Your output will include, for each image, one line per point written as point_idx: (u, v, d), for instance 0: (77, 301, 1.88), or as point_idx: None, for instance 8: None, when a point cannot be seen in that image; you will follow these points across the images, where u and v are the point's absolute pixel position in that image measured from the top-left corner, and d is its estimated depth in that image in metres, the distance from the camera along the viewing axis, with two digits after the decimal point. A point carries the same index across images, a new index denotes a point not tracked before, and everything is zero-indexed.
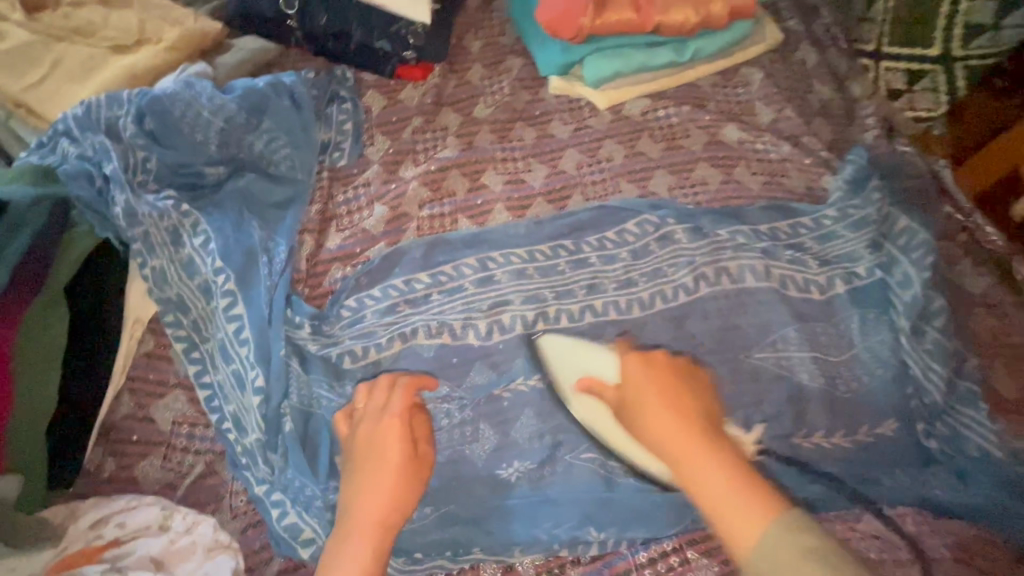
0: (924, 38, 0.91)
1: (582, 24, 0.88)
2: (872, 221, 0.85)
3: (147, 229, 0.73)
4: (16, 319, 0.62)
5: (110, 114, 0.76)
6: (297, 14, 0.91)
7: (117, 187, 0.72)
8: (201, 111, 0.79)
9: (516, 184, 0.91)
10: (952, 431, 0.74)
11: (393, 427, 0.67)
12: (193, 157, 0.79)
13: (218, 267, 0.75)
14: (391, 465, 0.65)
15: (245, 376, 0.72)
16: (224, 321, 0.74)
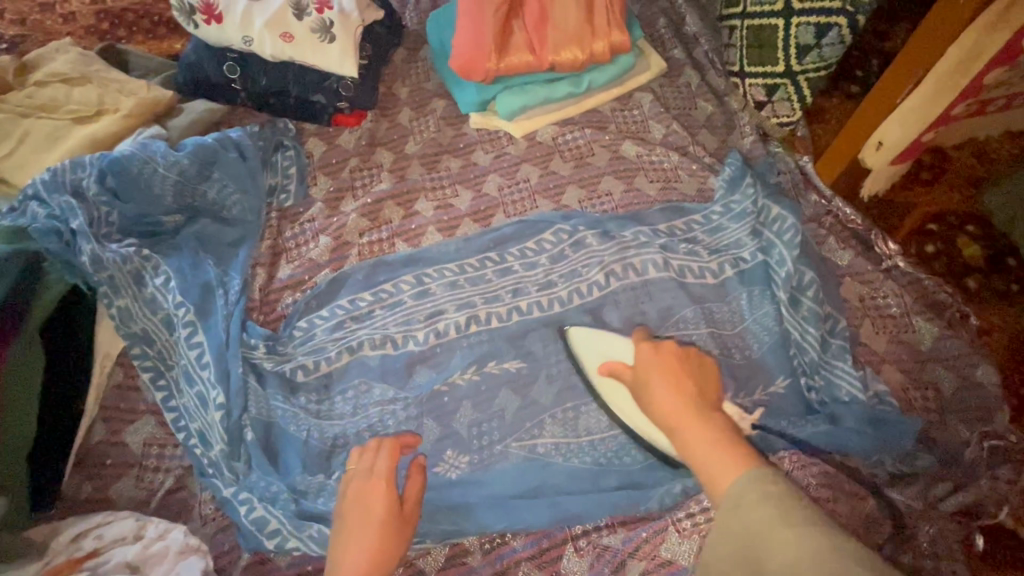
0: (769, 58, 1.04)
1: (489, 67, 1.02)
2: (749, 212, 0.99)
3: (112, 273, 0.82)
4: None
5: (75, 177, 0.85)
6: (239, 79, 1.03)
7: (84, 239, 0.81)
8: (157, 167, 0.89)
9: (445, 209, 1.03)
10: (827, 382, 0.87)
11: (380, 489, 0.71)
12: (151, 208, 0.90)
13: (178, 302, 0.84)
14: (377, 519, 0.69)
15: (208, 396, 0.81)
16: (186, 349, 0.83)
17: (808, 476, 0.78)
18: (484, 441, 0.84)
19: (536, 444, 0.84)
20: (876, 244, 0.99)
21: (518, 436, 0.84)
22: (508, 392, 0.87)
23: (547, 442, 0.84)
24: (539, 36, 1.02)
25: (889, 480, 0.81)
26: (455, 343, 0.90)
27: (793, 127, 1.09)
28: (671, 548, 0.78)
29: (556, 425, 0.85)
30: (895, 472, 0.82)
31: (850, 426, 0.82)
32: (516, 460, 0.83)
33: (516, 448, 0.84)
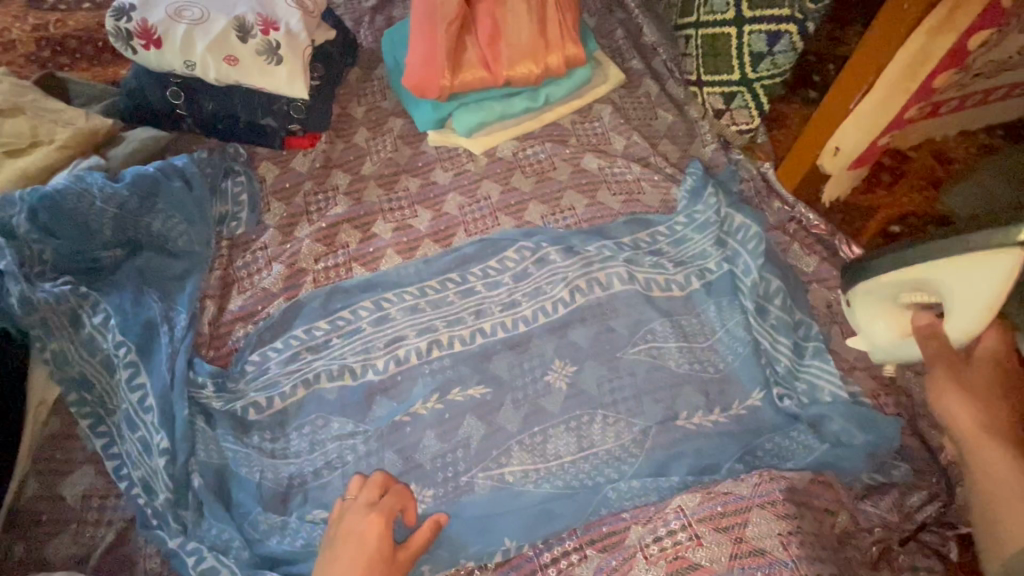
0: (724, 67, 1.04)
1: (443, 84, 1.00)
2: (713, 222, 0.97)
3: (44, 316, 0.77)
4: None
5: (4, 214, 0.80)
6: (184, 103, 0.99)
7: (12, 280, 0.76)
8: (94, 201, 0.84)
9: (404, 230, 1.00)
10: (810, 383, 0.86)
11: (371, 532, 0.67)
12: (89, 243, 0.85)
13: (118, 341, 0.80)
14: (366, 557, 0.66)
15: (151, 441, 0.76)
16: (128, 392, 0.78)
17: (775, 489, 0.73)
18: (453, 473, 0.80)
19: (503, 472, 0.81)
20: (842, 249, 0.98)
21: (486, 465, 0.81)
22: (472, 419, 0.84)
23: (516, 470, 0.81)
24: (492, 51, 1.00)
25: (864, 492, 0.80)
26: (417, 371, 0.87)
27: (752, 134, 1.08)
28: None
29: (525, 452, 0.82)
30: (870, 482, 0.80)
31: (837, 426, 0.81)
32: (483, 491, 0.79)
33: (482, 479, 0.80)
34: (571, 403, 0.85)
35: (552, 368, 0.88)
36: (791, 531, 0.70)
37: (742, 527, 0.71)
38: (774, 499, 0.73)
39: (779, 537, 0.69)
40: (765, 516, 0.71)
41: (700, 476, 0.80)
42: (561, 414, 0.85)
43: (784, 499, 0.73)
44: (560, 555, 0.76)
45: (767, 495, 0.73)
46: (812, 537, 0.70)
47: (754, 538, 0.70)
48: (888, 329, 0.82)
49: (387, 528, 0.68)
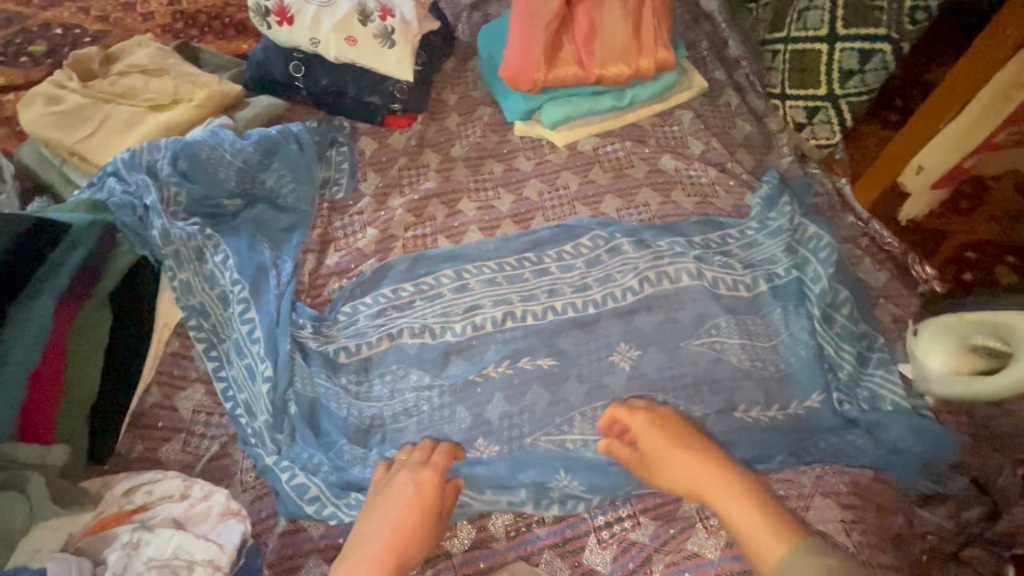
0: (812, 81, 1.07)
1: (536, 77, 1.07)
2: (785, 229, 1.00)
3: (177, 248, 0.88)
4: (72, 318, 0.76)
5: (150, 159, 0.93)
6: (303, 77, 1.10)
7: (156, 215, 0.87)
8: (224, 153, 0.96)
9: (487, 210, 1.07)
10: (871, 393, 0.87)
11: (426, 486, 0.76)
12: (214, 190, 0.95)
13: (234, 279, 0.89)
14: (419, 505, 0.75)
15: (256, 368, 0.85)
16: (239, 323, 0.87)
17: (839, 483, 0.81)
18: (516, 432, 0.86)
19: (565, 437, 0.86)
20: (913, 268, 1.00)
21: (548, 431, 0.86)
22: (537, 387, 0.90)
23: (578, 438, 0.86)
24: (586, 51, 1.06)
25: (918, 499, 0.82)
26: (489, 339, 0.94)
27: (831, 149, 1.11)
28: (698, 543, 0.78)
29: (585, 423, 0.87)
30: (925, 492, 0.82)
31: (897, 435, 0.83)
32: (546, 453, 0.85)
33: (545, 441, 0.86)
34: (633, 385, 0.90)
35: (617, 350, 0.93)
36: (853, 520, 0.77)
37: (804, 511, 0.79)
38: (838, 491, 0.80)
39: (841, 524, 0.77)
40: (827, 504, 0.79)
41: (753, 465, 0.84)
42: (625, 394, 0.90)
43: (848, 492, 0.80)
44: (614, 521, 0.81)
45: (830, 486, 0.80)
46: (875, 528, 0.77)
47: (816, 521, 0.78)
48: (941, 364, 0.85)
49: (439, 482, 0.77)
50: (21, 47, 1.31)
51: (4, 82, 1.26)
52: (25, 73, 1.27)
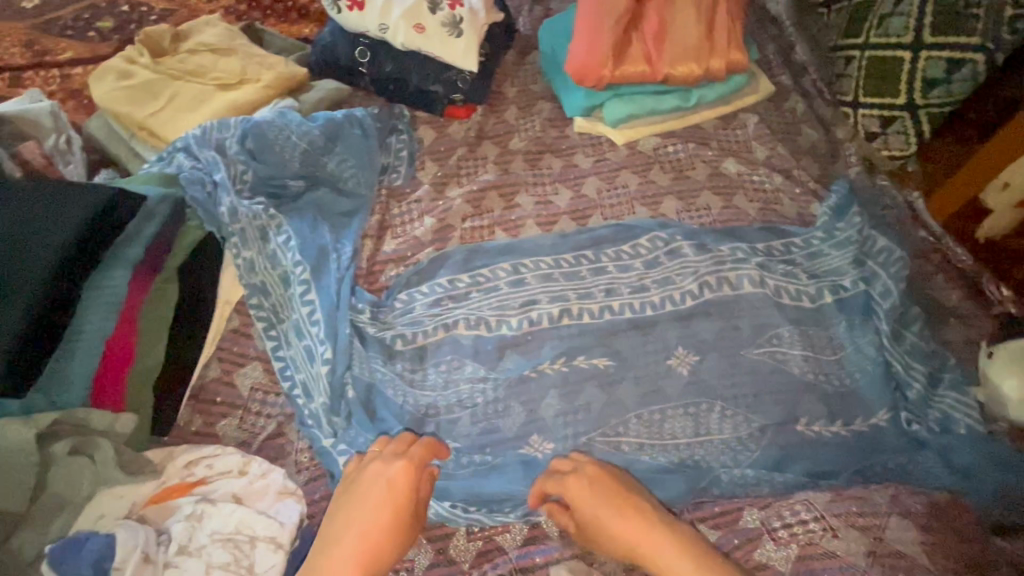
0: (890, 90, 1.04)
1: (603, 74, 1.06)
2: (853, 241, 0.98)
3: (243, 226, 0.89)
4: (143, 289, 0.78)
5: (220, 137, 0.94)
6: (367, 63, 1.10)
7: (225, 192, 0.89)
8: (291, 135, 0.96)
9: (544, 205, 1.06)
10: (943, 414, 0.84)
11: (398, 481, 0.72)
12: (280, 171, 0.95)
13: (297, 260, 0.89)
14: (389, 502, 0.71)
15: (315, 350, 0.85)
16: (299, 305, 0.88)
17: (916, 502, 0.78)
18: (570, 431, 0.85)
19: (620, 439, 0.85)
20: (987, 289, 0.96)
21: (604, 431, 0.85)
22: (592, 386, 0.88)
23: (633, 441, 0.85)
24: (656, 49, 1.06)
25: (993, 527, 0.78)
26: (545, 336, 0.92)
27: (903, 162, 1.07)
28: (766, 554, 0.75)
29: (641, 426, 0.85)
30: (999, 521, 0.79)
31: (972, 459, 0.80)
32: (601, 453, 0.84)
33: (600, 442, 0.84)
34: (690, 391, 0.87)
35: (674, 354, 0.90)
36: (933, 543, 0.74)
37: (881, 530, 0.75)
38: (915, 511, 0.77)
39: (921, 546, 0.74)
40: (904, 524, 0.76)
41: (817, 480, 0.81)
42: (682, 400, 0.87)
43: (926, 513, 0.77)
44: None
45: (906, 506, 0.77)
46: (956, 553, 0.74)
47: (894, 541, 0.74)
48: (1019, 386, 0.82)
49: (413, 475, 0.74)
50: (89, 23, 1.34)
51: (72, 55, 1.28)
52: (93, 48, 1.30)
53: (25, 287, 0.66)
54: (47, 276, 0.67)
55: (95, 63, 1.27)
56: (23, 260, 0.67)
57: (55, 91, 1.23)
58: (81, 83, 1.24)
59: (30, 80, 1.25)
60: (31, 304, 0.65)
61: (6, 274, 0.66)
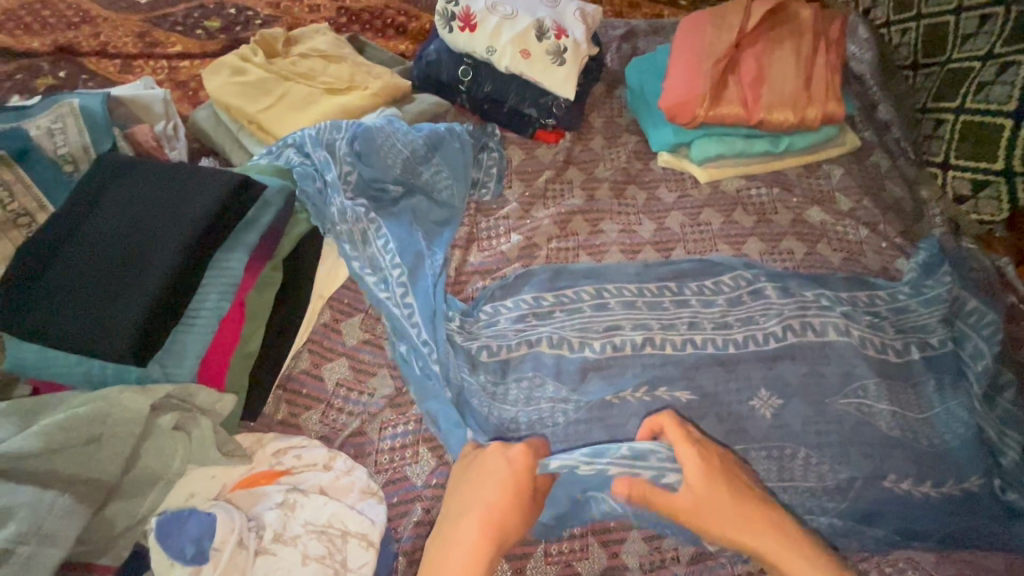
0: (987, 154, 1.05)
1: (698, 113, 1.08)
2: (943, 300, 0.97)
3: (348, 228, 0.92)
4: (255, 275, 0.82)
5: (331, 138, 0.97)
6: (468, 81, 1.14)
7: (335, 191, 0.92)
8: (395, 142, 0.99)
9: (629, 233, 1.07)
10: None
11: (517, 463, 0.73)
12: (383, 175, 0.98)
13: (395, 264, 0.91)
14: (509, 485, 0.71)
15: (419, 351, 0.86)
16: (399, 307, 0.88)
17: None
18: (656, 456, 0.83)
19: None
20: None
21: None
22: (673, 415, 0.86)
23: None
24: (755, 94, 1.08)
25: None
26: (629, 367, 0.90)
27: (993, 226, 1.07)
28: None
29: None
30: None
31: None
32: None
33: None
34: (780, 430, 0.85)
35: (758, 395, 0.88)
36: None
37: None
38: None
39: None
40: None
41: (907, 540, 0.79)
42: (770, 440, 0.85)
43: None
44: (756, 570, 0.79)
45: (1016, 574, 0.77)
46: None
47: None
48: None
49: (531, 459, 0.74)
50: (198, 20, 1.42)
51: (179, 49, 1.35)
52: (200, 44, 1.36)
53: (160, 262, 0.72)
54: (176, 254, 0.72)
55: (201, 58, 1.34)
56: (161, 238, 0.74)
57: (163, 82, 1.29)
58: (188, 76, 1.30)
59: (140, 69, 1.31)
60: (162, 277, 0.71)
61: (146, 252, 0.73)
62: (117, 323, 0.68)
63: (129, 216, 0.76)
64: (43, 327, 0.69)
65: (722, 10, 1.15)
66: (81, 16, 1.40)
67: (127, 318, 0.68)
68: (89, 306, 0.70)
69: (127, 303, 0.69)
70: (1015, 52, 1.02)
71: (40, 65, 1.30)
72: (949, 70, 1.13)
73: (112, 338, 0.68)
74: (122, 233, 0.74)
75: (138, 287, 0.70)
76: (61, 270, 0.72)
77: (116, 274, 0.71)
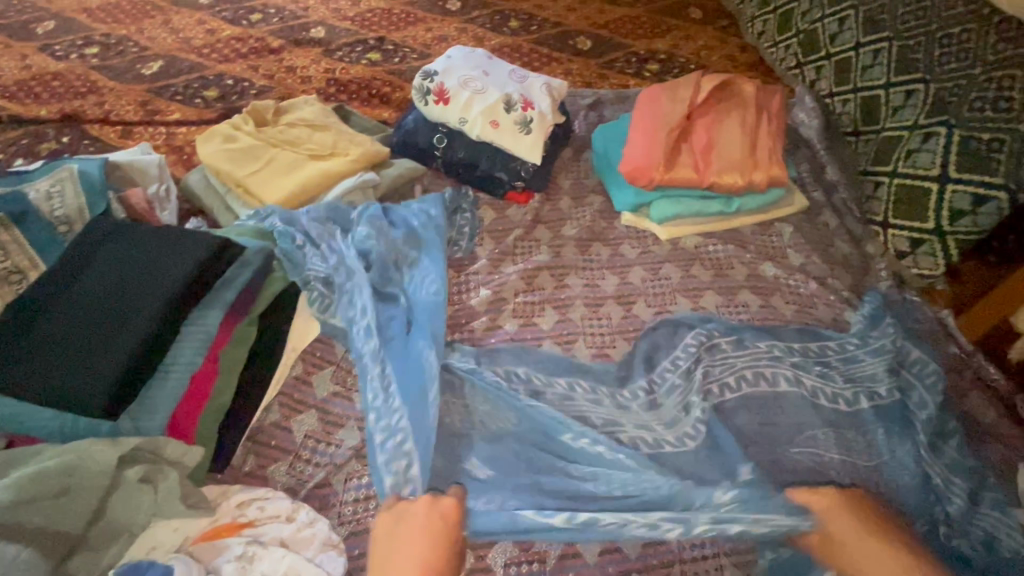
0: (919, 214, 1.14)
1: (654, 176, 1.17)
2: (888, 350, 1.02)
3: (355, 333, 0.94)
4: (232, 330, 0.87)
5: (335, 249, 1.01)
6: (443, 148, 1.23)
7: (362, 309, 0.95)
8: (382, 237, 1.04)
9: (592, 287, 1.13)
10: (987, 534, 0.85)
11: (450, 514, 0.80)
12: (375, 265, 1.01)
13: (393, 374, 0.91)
14: (443, 536, 0.78)
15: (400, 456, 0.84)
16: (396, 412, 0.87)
17: None
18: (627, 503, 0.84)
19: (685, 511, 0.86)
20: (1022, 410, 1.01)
21: None
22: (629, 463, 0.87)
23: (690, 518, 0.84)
24: (705, 161, 1.18)
25: None
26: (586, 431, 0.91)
27: (933, 281, 1.14)
28: None
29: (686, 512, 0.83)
30: None
31: None
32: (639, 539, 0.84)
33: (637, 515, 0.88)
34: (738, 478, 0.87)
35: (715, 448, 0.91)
36: None
37: None
38: None
39: None
40: None
41: None
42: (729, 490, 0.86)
43: None
44: None
45: None
46: None
47: None
48: None
49: (460, 507, 0.82)
50: (197, 90, 1.53)
51: (179, 117, 1.45)
52: (197, 112, 1.47)
53: (141, 320, 0.77)
54: (156, 312, 0.78)
55: (197, 125, 1.44)
56: (143, 297, 0.79)
57: (160, 146, 1.39)
58: (184, 141, 1.40)
59: (139, 135, 1.41)
60: (141, 334, 0.76)
61: (127, 310, 0.78)
62: (93, 378, 0.72)
63: (113, 276, 0.81)
64: (21, 382, 0.72)
65: (674, 85, 1.27)
66: (88, 87, 1.52)
67: (104, 373, 0.73)
68: (68, 361, 0.74)
69: (105, 359, 0.74)
70: (936, 124, 1.14)
71: (45, 131, 1.40)
72: (885, 136, 1.24)
73: (89, 390, 0.72)
74: (105, 292, 0.79)
75: (117, 343, 0.75)
76: (44, 327, 0.76)
77: (96, 331, 0.76)
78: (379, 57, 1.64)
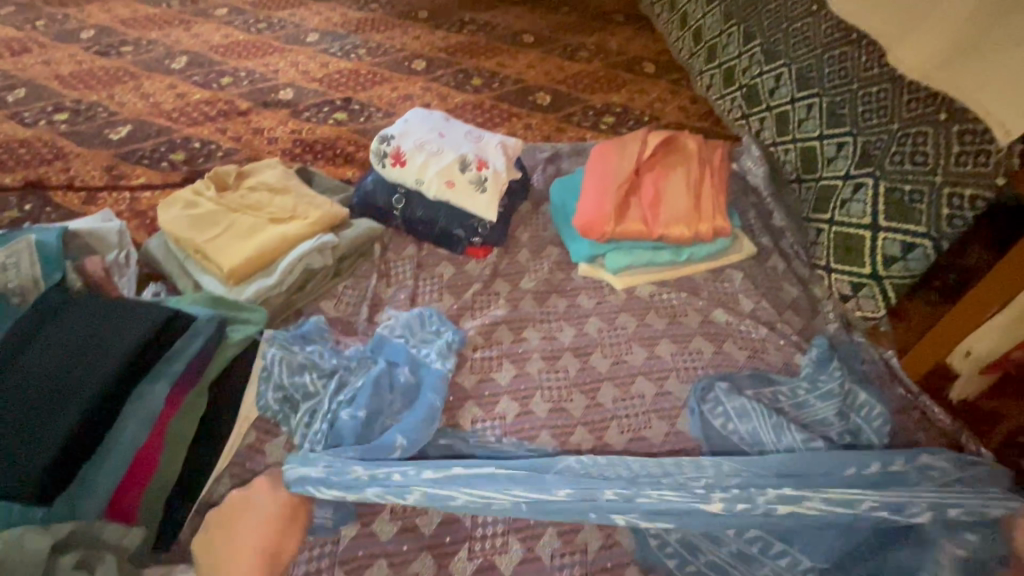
0: (856, 260, 1.20)
1: (606, 229, 1.21)
2: (836, 393, 1.03)
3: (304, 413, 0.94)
4: (178, 402, 0.86)
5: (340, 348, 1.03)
6: (402, 207, 1.27)
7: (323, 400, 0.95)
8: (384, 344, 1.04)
9: (550, 339, 1.15)
10: None
11: (263, 496, 0.84)
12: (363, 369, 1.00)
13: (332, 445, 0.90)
14: (263, 517, 0.82)
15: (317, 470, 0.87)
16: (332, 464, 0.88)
17: None
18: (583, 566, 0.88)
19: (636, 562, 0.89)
20: (967, 446, 1.03)
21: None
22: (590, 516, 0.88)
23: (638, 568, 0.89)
24: (653, 213, 1.23)
25: None
26: None
27: (877, 321, 1.19)
28: None
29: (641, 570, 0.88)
30: None
31: None
32: None
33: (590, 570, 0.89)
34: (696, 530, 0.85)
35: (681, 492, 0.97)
36: None
37: None
38: None
39: None
40: None
41: None
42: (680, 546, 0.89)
43: None
44: None
45: None
46: None
47: None
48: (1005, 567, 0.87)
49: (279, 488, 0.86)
50: (165, 154, 1.56)
51: (144, 181, 1.48)
52: (163, 176, 1.50)
53: (81, 398, 0.76)
54: (97, 389, 0.77)
55: (163, 189, 1.46)
56: (85, 374, 0.79)
57: (124, 211, 1.40)
58: (149, 205, 1.42)
59: (103, 200, 1.43)
60: (81, 413, 0.75)
61: (68, 387, 0.77)
62: (27, 461, 0.71)
63: (56, 352, 0.81)
64: None
65: (622, 140, 1.33)
66: (55, 153, 1.54)
67: (39, 455, 0.72)
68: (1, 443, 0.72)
69: (41, 440, 0.73)
70: (864, 175, 1.22)
71: (9, 199, 1.41)
72: (822, 186, 1.31)
73: (21, 474, 0.70)
74: (46, 369, 0.79)
75: (55, 422, 0.74)
76: None
77: (34, 410, 0.75)
78: (345, 116, 1.70)
